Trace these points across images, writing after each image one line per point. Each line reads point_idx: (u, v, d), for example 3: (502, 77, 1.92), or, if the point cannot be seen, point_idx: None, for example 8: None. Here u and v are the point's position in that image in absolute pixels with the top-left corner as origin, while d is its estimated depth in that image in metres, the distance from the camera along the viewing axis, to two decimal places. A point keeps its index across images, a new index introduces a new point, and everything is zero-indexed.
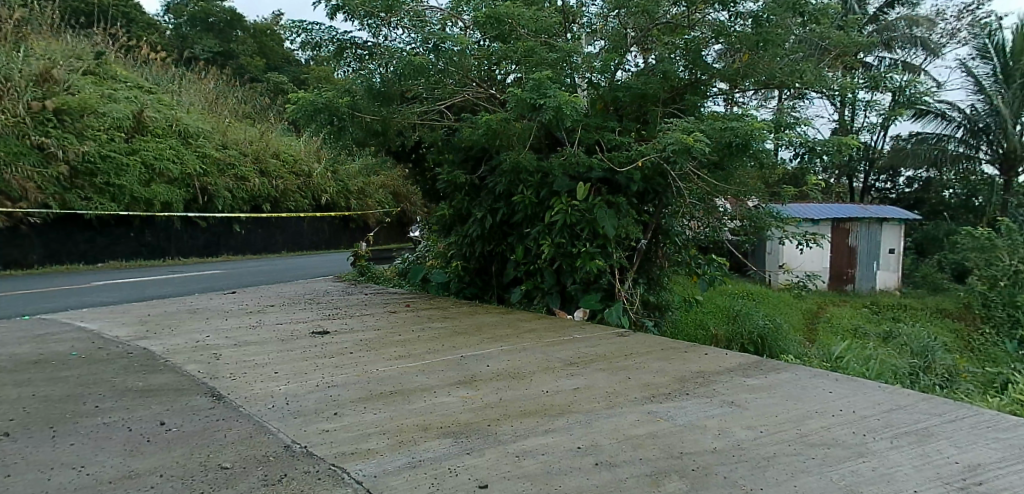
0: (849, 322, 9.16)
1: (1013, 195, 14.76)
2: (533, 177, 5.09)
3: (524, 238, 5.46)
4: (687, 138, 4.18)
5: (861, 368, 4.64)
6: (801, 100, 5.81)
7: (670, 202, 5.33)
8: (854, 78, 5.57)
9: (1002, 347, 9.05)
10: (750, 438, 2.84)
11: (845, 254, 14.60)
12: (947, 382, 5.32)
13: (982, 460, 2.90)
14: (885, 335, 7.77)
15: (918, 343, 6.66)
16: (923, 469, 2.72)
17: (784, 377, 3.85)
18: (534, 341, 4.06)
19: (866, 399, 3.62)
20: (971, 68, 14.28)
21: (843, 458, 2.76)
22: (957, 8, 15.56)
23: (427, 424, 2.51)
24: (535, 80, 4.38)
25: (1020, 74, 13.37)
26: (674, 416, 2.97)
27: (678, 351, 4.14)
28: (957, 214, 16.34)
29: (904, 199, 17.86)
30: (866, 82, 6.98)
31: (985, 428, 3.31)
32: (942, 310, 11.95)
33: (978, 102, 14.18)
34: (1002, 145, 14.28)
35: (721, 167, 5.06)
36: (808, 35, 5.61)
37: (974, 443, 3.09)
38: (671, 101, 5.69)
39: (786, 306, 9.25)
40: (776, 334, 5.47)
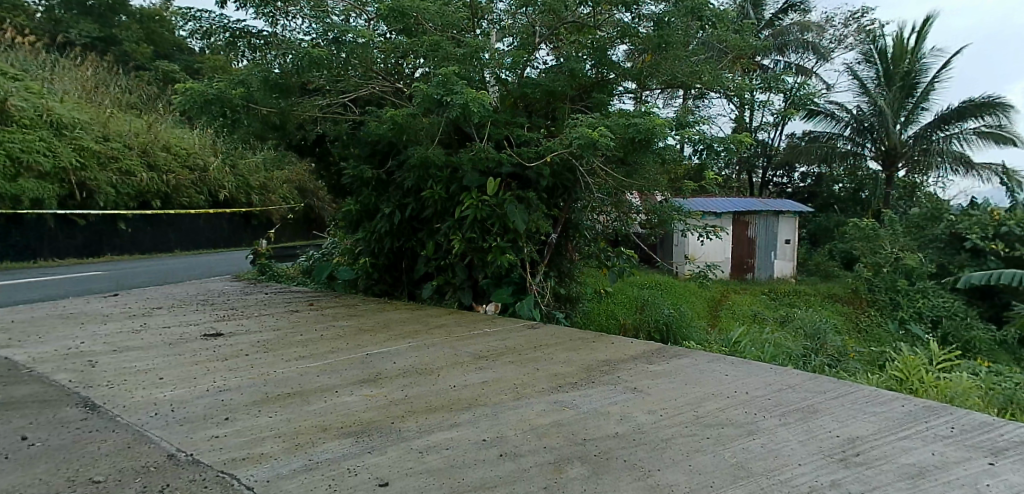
0: (748, 308, 9.68)
1: (894, 189, 16.03)
2: (442, 172, 5.05)
3: (435, 233, 5.43)
4: (591, 133, 4.30)
5: (756, 352, 4.92)
6: (701, 100, 6.10)
7: (580, 197, 5.46)
8: (749, 80, 5.88)
9: (884, 328, 9.82)
10: (651, 422, 2.97)
11: (745, 246, 15.49)
12: (835, 361, 5.72)
13: (860, 433, 3.18)
14: (781, 320, 8.27)
15: (810, 326, 7.13)
16: (807, 443, 2.94)
17: (685, 362, 4.03)
18: (442, 336, 4.05)
19: (759, 380, 3.85)
20: (857, 71, 15.40)
21: (735, 436, 2.94)
22: (845, 15, 16.74)
23: (326, 424, 2.45)
24: (442, 75, 4.38)
25: (898, 78, 14.55)
26: (579, 404, 3.05)
27: (586, 341, 4.24)
28: (846, 207, 17.59)
29: (798, 192, 19.03)
30: (760, 84, 7.41)
31: (863, 403, 3.62)
32: (831, 295, 12.84)
33: (863, 103, 15.29)
34: (884, 143, 15.39)
35: (627, 163, 5.23)
36: (708, 39, 5.90)
37: (853, 417, 3.37)
38: (579, 99, 5.84)
39: (690, 295, 9.68)
40: (681, 321, 5.73)
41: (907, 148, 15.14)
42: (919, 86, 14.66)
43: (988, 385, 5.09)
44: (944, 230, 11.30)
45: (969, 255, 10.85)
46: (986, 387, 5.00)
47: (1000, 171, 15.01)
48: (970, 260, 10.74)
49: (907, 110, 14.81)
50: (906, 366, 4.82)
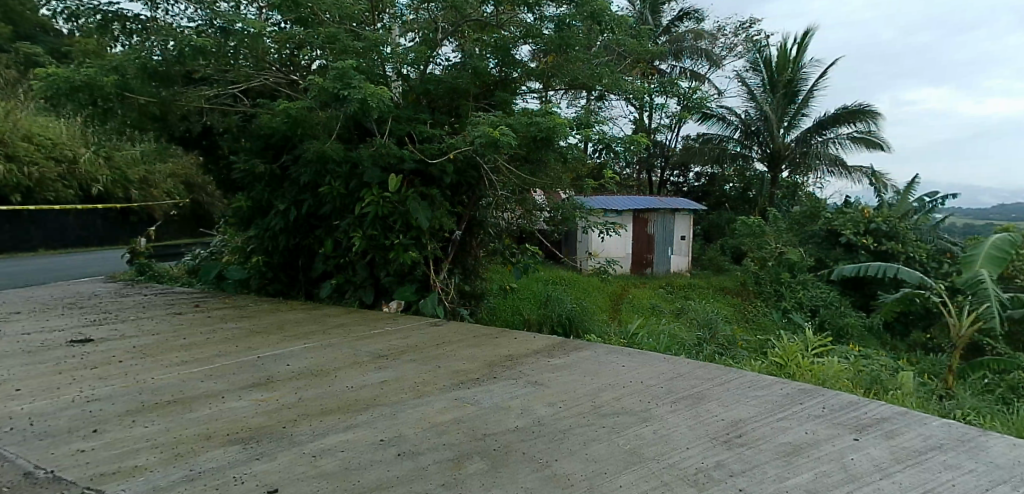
0: (647, 302, 10.07)
1: (778, 188, 17.10)
2: (342, 168, 4.92)
3: (334, 230, 5.28)
4: (493, 132, 4.34)
5: (652, 342, 5.15)
6: (602, 101, 6.30)
7: (483, 194, 5.49)
8: (646, 83, 6.13)
9: (769, 316, 10.52)
10: (550, 413, 3.04)
11: (644, 241, 16.12)
12: (725, 350, 6.08)
13: (743, 415, 3.41)
14: (677, 313, 8.68)
15: (702, 317, 7.52)
16: (695, 428, 3.12)
17: (585, 354, 4.15)
18: (341, 336, 3.95)
19: (653, 369, 4.02)
20: (746, 78, 16.43)
21: (629, 424, 3.07)
22: (734, 26, 17.81)
23: (211, 432, 2.33)
24: (338, 68, 4.27)
25: (782, 85, 15.65)
26: (480, 400, 3.06)
27: (489, 337, 4.27)
28: (736, 205, 18.69)
29: (693, 191, 20.02)
30: (657, 88, 7.73)
31: (747, 387, 3.87)
32: (722, 288, 13.60)
33: (751, 108, 16.34)
34: (769, 146, 16.49)
35: (530, 161, 5.31)
36: (607, 43, 6.09)
37: (737, 401, 3.61)
38: (482, 96, 5.83)
39: (592, 290, 9.95)
40: (582, 314, 5.89)
41: (789, 151, 16.29)
42: (800, 94, 15.79)
43: (856, 368, 5.58)
44: (822, 227, 12.27)
45: (843, 249, 11.85)
46: (854, 369, 5.48)
47: (869, 173, 16.46)
48: (843, 254, 11.73)
49: (789, 116, 15.93)
50: (786, 352, 5.20)
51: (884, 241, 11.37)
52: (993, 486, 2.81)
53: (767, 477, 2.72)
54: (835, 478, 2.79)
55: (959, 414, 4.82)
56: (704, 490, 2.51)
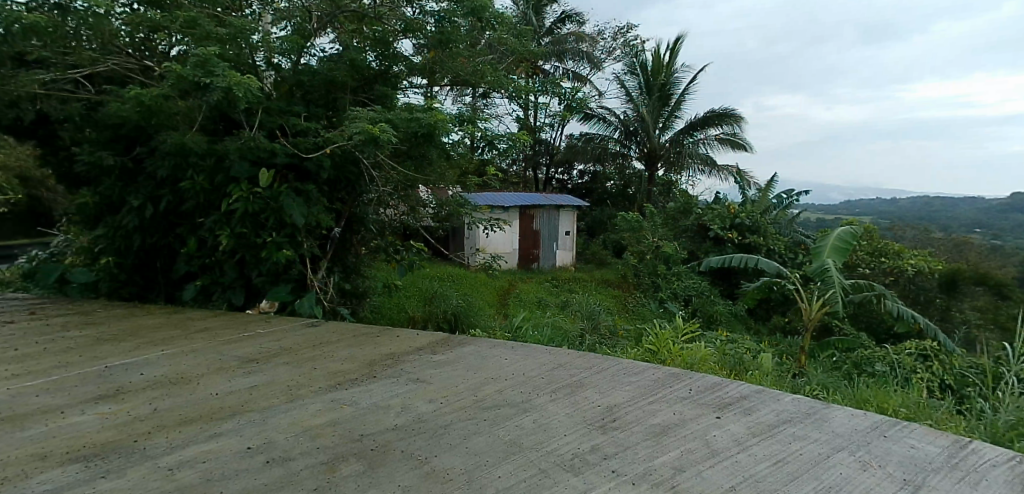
0: (533, 296, 10.28)
1: (655, 186, 18.07)
2: (205, 161, 4.60)
3: (198, 228, 4.95)
4: (371, 128, 4.26)
5: (536, 335, 5.26)
6: (486, 98, 6.34)
7: (364, 190, 5.35)
8: (528, 82, 6.23)
9: (647, 306, 11.10)
10: (431, 410, 3.02)
11: (530, 237, 16.48)
12: (605, 339, 6.33)
13: (617, 401, 3.57)
14: (561, 305, 8.93)
15: (586, 309, 7.78)
16: (572, 415, 3.24)
17: (468, 350, 4.17)
18: (205, 341, 3.71)
19: (534, 361, 4.12)
20: (624, 81, 17.20)
21: (510, 415, 3.13)
22: (613, 30, 18.59)
23: (46, 451, 2.18)
24: (199, 55, 4.03)
25: (656, 88, 16.52)
26: (358, 401, 2.99)
27: (370, 336, 4.18)
28: (617, 202, 19.51)
29: (577, 188, 20.69)
30: (540, 86, 7.89)
31: (621, 374, 4.06)
32: (604, 281, 14.16)
33: (629, 109, 17.13)
34: (646, 146, 17.36)
35: (411, 157, 5.24)
36: (490, 41, 6.13)
37: (612, 388, 3.78)
38: (361, 90, 5.58)
39: (479, 286, 10.02)
40: (468, 309, 5.91)
41: (664, 150, 17.21)
42: (673, 97, 16.75)
43: (721, 352, 6.00)
44: (693, 222, 13.11)
45: (712, 242, 12.72)
46: (720, 353, 5.90)
47: (734, 172, 17.77)
48: (713, 247, 12.60)
49: (664, 118, 16.85)
50: (659, 339, 5.49)
51: (748, 235, 12.33)
52: (833, 452, 3.15)
53: (638, 458, 2.87)
54: (698, 454, 3.00)
55: (808, 389, 5.32)
56: (579, 474, 2.63)
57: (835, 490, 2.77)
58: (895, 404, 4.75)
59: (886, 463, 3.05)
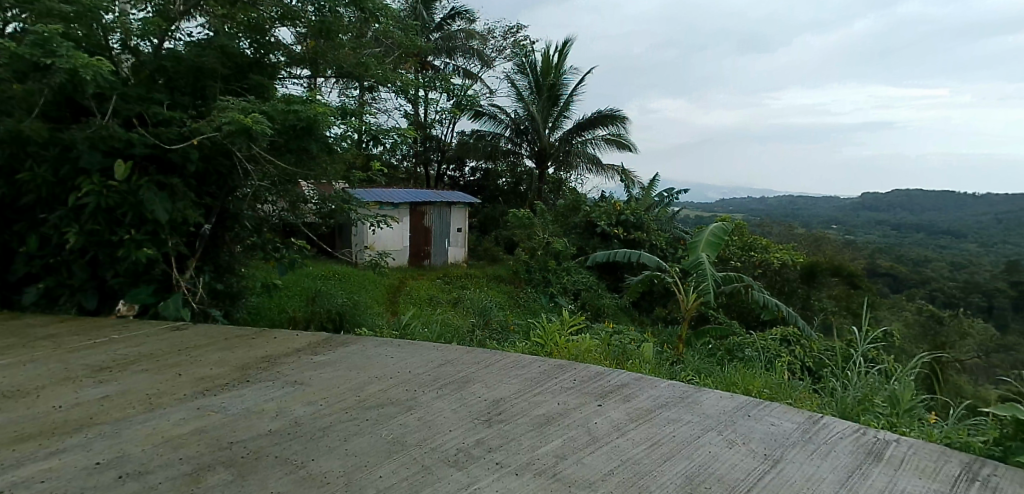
0: (425, 293, 10.18)
1: (546, 183, 18.44)
2: (50, 151, 4.18)
3: (41, 225, 4.49)
4: (243, 119, 4.04)
5: (425, 332, 5.19)
6: (372, 92, 6.20)
7: (237, 185, 5.05)
8: (415, 77, 6.15)
9: (538, 300, 11.33)
10: (310, 413, 2.90)
11: (422, 234, 16.35)
12: (495, 334, 6.37)
13: (503, 394, 3.62)
14: (453, 302, 8.91)
15: (477, 305, 7.80)
16: (458, 410, 3.24)
17: (352, 349, 4.05)
18: (51, 349, 3.38)
19: (421, 358, 4.07)
20: (514, 80, 17.45)
21: (394, 414, 3.07)
22: (503, 29, 18.84)
23: None
24: (40, 34, 3.64)
25: (546, 88, 16.89)
26: (228, 406, 2.82)
27: (245, 338, 3.96)
28: (509, 199, 19.40)
29: (469, 185, 20.72)
30: (428, 82, 7.81)
31: (507, 368, 4.10)
32: (497, 277, 14.31)
33: (519, 108, 17.41)
34: (536, 144, 17.66)
35: (291, 150, 5.02)
36: (376, 34, 6.00)
37: (499, 382, 3.81)
38: (234, 79, 5.20)
39: (369, 285, 9.79)
40: (354, 308, 5.74)
41: (553, 149, 17.60)
42: (562, 97, 17.17)
43: (606, 343, 6.21)
44: (582, 218, 13.52)
45: (599, 238, 13.18)
46: (605, 343, 6.11)
47: (620, 171, 18.51)
48: (600, 243, 13.05)
49: (553, 117, 17.25)
50: (546, 333, 5.59)
51: (632, 231, 12.90)
52: (704, 433, 3.35)
53: (522, 449, 2.92)
54: (579, 441, 3.10)
55: (685, 375, 5.63)
56: (463, 468, 2.62)
57: (705, 467, 2.94)
58: (760, 386, 5.13)
59: (750, 440, 3.29)
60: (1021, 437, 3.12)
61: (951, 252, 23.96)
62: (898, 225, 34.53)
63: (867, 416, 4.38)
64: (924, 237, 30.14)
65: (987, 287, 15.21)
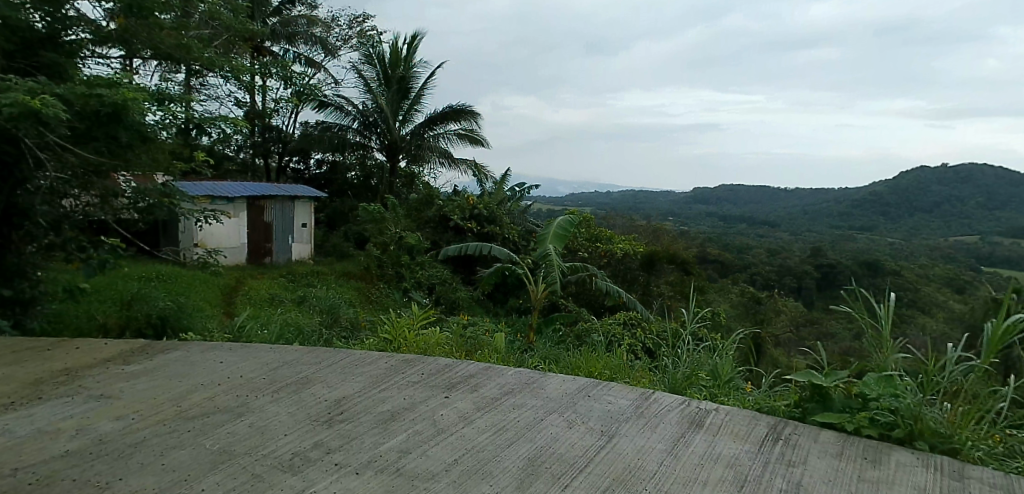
0: (265, 292, 9.61)
1: (398, 177, 18.13)
2: None
3: None
4: (30, 101, 3.55)
5: (261, 333, 4.89)
6: (195, 76, 5.74)
7: (26, 178, 4.48)
8: (245, 62, 5.79)
9: (391, 295, 11.13)
10: (118, 429, 2.66)
11: (261, 230, 15.38)
12: (343, 331, 6.14)
13: (345, 393, 3.50)
14: (297, 301, 8.49)
15: (323, 302, 7.48)
16: (295, 413, 3.09)
17: (173, 356, 3.72)
18: None
19: (256, 361, 3.83)
20: (361, 71, 17.01)
21: (222, 422, 2.87)
22: (348, 18, 18.29)
23: None
24: None
25: (394, 80, 16.66)
26: (14, 429, 2.60)
27: (39, 351, 3.58)
28: (358, 193, 18.97)
29: (315, 178, 19.86)
30: (261, 69, 7.37)
31: (352, 366, 3.98)
32: (346, 273, 13.86)
33: (367, 100, 16.98)
34: (386, 137, 17.31)
35: (97, 138, 4.52)
36: (198, 14, 5.55)
37: (340, 381, 3.68)
38: (22, 56, 4.63)
39: (200, 286, 9.05)
40: (180, 310, 5.27)
41: (405, 142, 17.35)
42: (412, 90, 17.01)
43: (457, 334, 6.21)
44: (435, 212, 13.48)
45: (453, 232, 13.23)
46: (456, 335, 6.12)
47: (472, 165, 18.67)
48: (453, 237, 13.08)
49: (403, 110, 17.03)
50: (394, 327, 5.41)
51: (485, 225, 13.07)
52: (547, 415, 3.49)
53: (363, 448, 2.84)
54: (424, 435, 3.08)
55: (533, 362, 5.80)
56: (298, 472, 2.51)
57: (546, 448, 3.06)
58: (601, 367, 5.47)
59: (588, 418, 3.48)
60: (815, 399, 3.55)
61: (768, 240, 27.00)
62: (724, 217, 38.27)
63: (692, 388, 4.86)
64: (745, 227, 33.71)
65: (796, 270, 17.30)
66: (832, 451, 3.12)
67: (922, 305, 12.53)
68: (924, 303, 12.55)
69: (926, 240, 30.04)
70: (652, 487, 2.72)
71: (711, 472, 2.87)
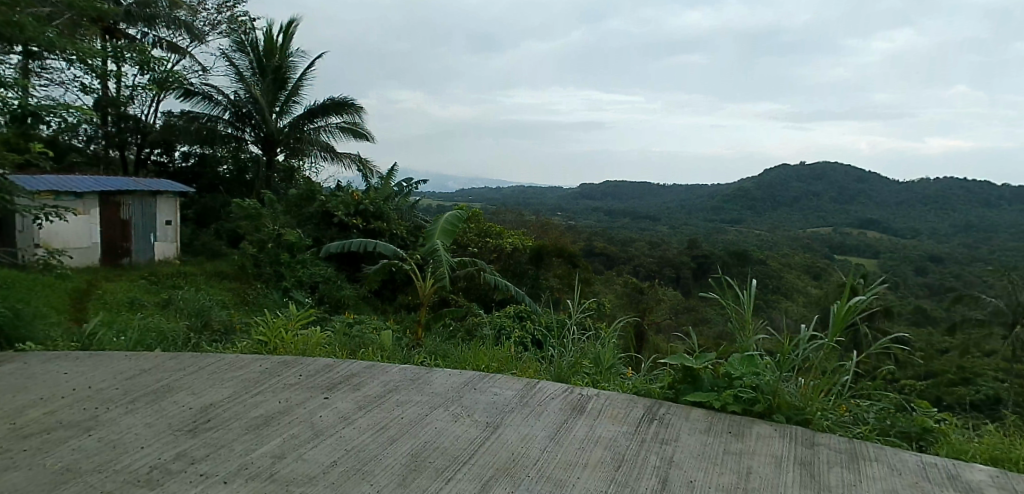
0: (124, 296, 8.85)
1: (276, 171, 17.27)
2: None
3: None
4: None
5: (116, 341, 4.51)
6: (32, 58, 5.16)
7: None
8: (92, 44, 5.29)
9: (269, 295, 10.60)
10: None
11: (118, 228, 14.18)
12: (214, 334, 5.76)
13: (214, 400, 3.30)
14: (162, 304, 7.90)
15: (192, 305, 6.99)
16: (153, 424, 2.88)
17: (8, 370, 3.51)
18: None
19: (110, 370, 3.56)
20: (232, 59, 16.09)
21: (65, 439, 2.67)
22: (216, 2, 17.23)
23: None
24: None
25: (269, 71, 15.94)
26: None
27: None
28: (231, 188, 17.87)
29: (181, 172, 18.51)
30: (113, 53, 6.78)
31: (222, 371, 3.75)
32: (219, 273, 13.03)
33: (240, 90, 16.09)
34: (262, 129, 16.47)
35: None
36: None
37: (208, 387, 3.46)
38: None
39: (46, 291, 8.18)
40: (17, 318, 4.73)
41: (282, 135, 16.58)
42: (290, 81, 16.33)
43: (341, 333, 6.01)
44: (317, 208, 12.97)
45: (337, 228, 12.80)
46: (339, 334, 5.92)
47: (357, 159, 18.14)
48: (337, 234, 12.66)
49: (280, 102, 16.29)
50: (270, 328, 5.16)
51: (372, 221, 12.75)
52: (432, 410, 3.46)
53: (232, 455, 2.69)
54: (301, 438, 2.96)
55: (420, 359, 5.73)
56: (156, 487, 2.34)
57: (430, 444, 3.03)
58: (489, 360, 5.51)
59: (473, 411, 3.49)
60: (687, 380, 3.78)
61: (648, 233, 28.46)
62: (609, 211, 39.86)
63: (576, 376, 5.02)
64: (628, 221, 35.32)
65: (674, 261, 18.36)
66: (700, 426, 3.34)
67: (784, 290, 13.72)
68: (786, 289, 13.74)
69: (787, 232, 32.98)
70: (535, 473, 2.77)
71: (591, 454, 2.98)
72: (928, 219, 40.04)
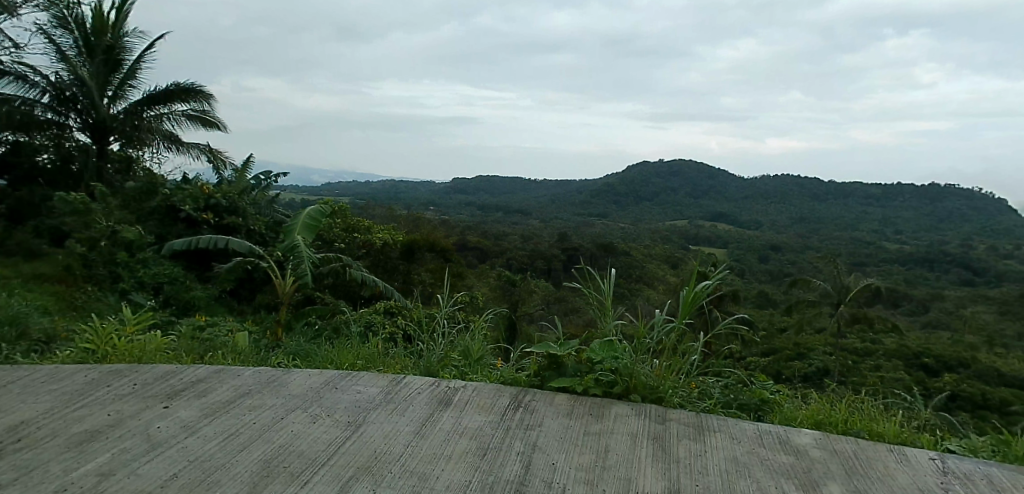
0: None
1: (109, 162, 15.30)
2: None
3: None
4: None
5: None
6: None
7: None
8: None
9: (103, 298, 9.52)
10: None
11: None
12: (33, 344, 5.10)
13: (26, 416, 2.96)
14: None
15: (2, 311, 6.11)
16: None
17: None
18: None
19: None
20: (52, 36, 14.25)
21: None
22: None
23: None
24: None
25: (99, 51, 14.51)
26: None
27: None
28: (54, 181, 15.30)
29: None
30: None
31: (39, 385, 3.36)
32: (41, 276, 11.51)
33: (63, 71, 14.41)
34: (90, 114, 14.87)
35: None
36: None
37: (20, 404, 3.09)
38: None
39: None
40: None
41: (116, 122, 15.09)
42: (125, 64, 14.98)
43: (187, 337, 5.54)
44: (160, 203, 11.87)
45: (184, 224, 11.79)
46: (188, 338, 5.47)
47: (205, 150, 16.88)
48: (184, 230, 11.64)
49: (113, 85, 14.92)
50: (101, 333, 4.63)
51: (224, 216, 11.92)
52: (288, 413, 3.30)
53: (48, 478, 2.42)
54: (135, 451, 2.71)
55: (278, 360, 5.40)
56: None
57: (285, 448, 2.88)
58: (354, 358, 5.32)
59: (334, 411, 3.36)
60: (551, 367, 3.89)
61: (520, 227, 29.12)
62: (482, 206, 40.19)
63: (444, 369, 5.00)
64: (501, 215, 35.88)
65: (545, 255, 18.89)
66: (562, 410, 3.47)
67: (646, 279, 14.57)
68: (646, 278, 14.62)
69: (648, 225, 35.13)
70: (397, 469, 2.72)
71: (455, 446, 2.98)
72: (768, 211, 44.35)
